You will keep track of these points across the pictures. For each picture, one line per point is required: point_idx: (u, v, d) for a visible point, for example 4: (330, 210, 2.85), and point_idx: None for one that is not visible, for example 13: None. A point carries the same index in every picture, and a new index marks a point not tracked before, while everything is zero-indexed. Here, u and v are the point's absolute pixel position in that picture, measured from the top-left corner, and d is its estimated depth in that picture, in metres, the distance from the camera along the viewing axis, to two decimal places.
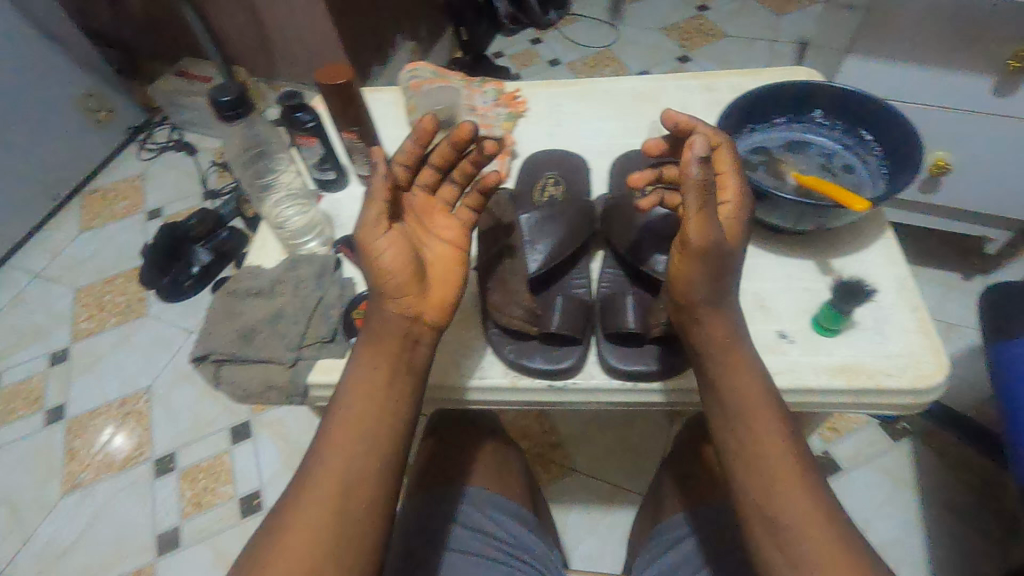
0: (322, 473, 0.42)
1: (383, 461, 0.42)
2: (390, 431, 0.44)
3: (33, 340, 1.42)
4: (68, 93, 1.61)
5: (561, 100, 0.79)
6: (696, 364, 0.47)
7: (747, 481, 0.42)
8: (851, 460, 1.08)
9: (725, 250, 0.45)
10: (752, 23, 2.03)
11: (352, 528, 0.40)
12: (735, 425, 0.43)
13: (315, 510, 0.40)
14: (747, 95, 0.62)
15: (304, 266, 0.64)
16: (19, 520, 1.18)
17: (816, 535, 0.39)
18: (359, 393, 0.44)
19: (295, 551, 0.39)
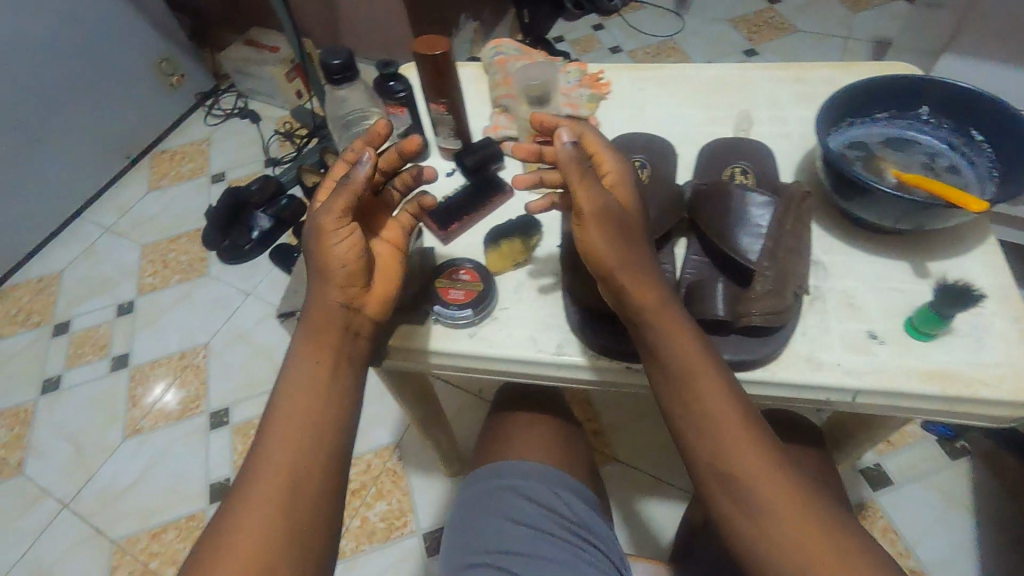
0: (272, 458, 0.44)
1: (332, 440, 0.46)
2: (333, 421, 0.46)
3: (102, 290, 1.50)
4: (145, 56, 1.66)
5: (645, 85, 0.78)
6: (639, 339, 0.50)
7: (699, 444, 0.46)
8: (902, 474, 1.05)
9: (620, 217, 0.49)
10: (825, 19, 1.95)
11: (309, 506, 0.43)
12: (681, 393, 0.47)
13: (271, 492, 0.42)
14: (850, 87, 0.60)
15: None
16: (84, 458, 1.25)
17: (772, 484, 0.43)
18: (304, 380, 0.47)
19: (245, 542, 0.41)
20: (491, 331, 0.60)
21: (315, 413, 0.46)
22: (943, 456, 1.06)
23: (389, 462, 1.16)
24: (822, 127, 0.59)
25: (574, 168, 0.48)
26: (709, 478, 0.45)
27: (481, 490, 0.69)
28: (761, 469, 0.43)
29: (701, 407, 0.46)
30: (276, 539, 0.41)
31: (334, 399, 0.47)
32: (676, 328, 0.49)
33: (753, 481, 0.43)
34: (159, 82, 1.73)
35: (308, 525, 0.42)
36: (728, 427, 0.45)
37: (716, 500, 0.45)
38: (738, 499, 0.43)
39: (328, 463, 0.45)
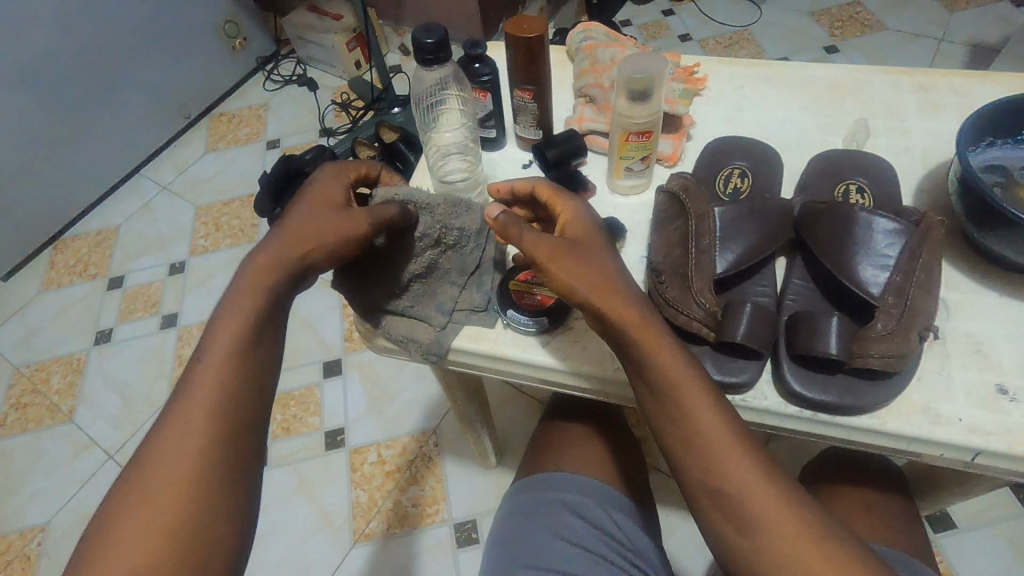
0: (180, 422, 0.40)
1: (249, 407, 0.42)
2: (240, 395, 0.42)
3: (156, 249, 1.52)
4: (210, 17, 1.66)
5: (744, 82, 0.71)
6: (624, 360, 0.47)
7: (690, 462, 0.43)
8: (970, 519, 0.97)
9: (575, 248, 0.47)
10: (918, 17, 1.80)
11: (219, 481, 0.40)
12: (667, 407, 0.44)
13: (181, 464, 0.39)
14: (997, 103, 0.53)
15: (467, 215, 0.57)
16: (130, 412, 1.27)
17: (771, 507, 0.41)
18: (222, 339, 0.43)
19: (139, 528, 0.37)
20: (566, 343, 0.56)
21: (233, 377, 0.42)
22: (1017, 504, 0.98)
23: (426, 447, 1.14)
24: (962, 145, 0.52)
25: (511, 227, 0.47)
26: (703, 494, 0.43)
27: (531, 501, 0.65)
28: (756, 484, 0.41)
29: (691, 422, 0.43)
30: (186, 518, 0.38)
31: (250, 361, 0.43)
32: (662, 339, 0.45)
33: (748, 498, 0.41)
34: (222, 44, 1.72)
35: (216, 501, 0.39)
36: (715, 441, 0.42)
37: (711, 518, 0.42)
38: (733, 518, 0.41)
39: (242, 434, 0.41)
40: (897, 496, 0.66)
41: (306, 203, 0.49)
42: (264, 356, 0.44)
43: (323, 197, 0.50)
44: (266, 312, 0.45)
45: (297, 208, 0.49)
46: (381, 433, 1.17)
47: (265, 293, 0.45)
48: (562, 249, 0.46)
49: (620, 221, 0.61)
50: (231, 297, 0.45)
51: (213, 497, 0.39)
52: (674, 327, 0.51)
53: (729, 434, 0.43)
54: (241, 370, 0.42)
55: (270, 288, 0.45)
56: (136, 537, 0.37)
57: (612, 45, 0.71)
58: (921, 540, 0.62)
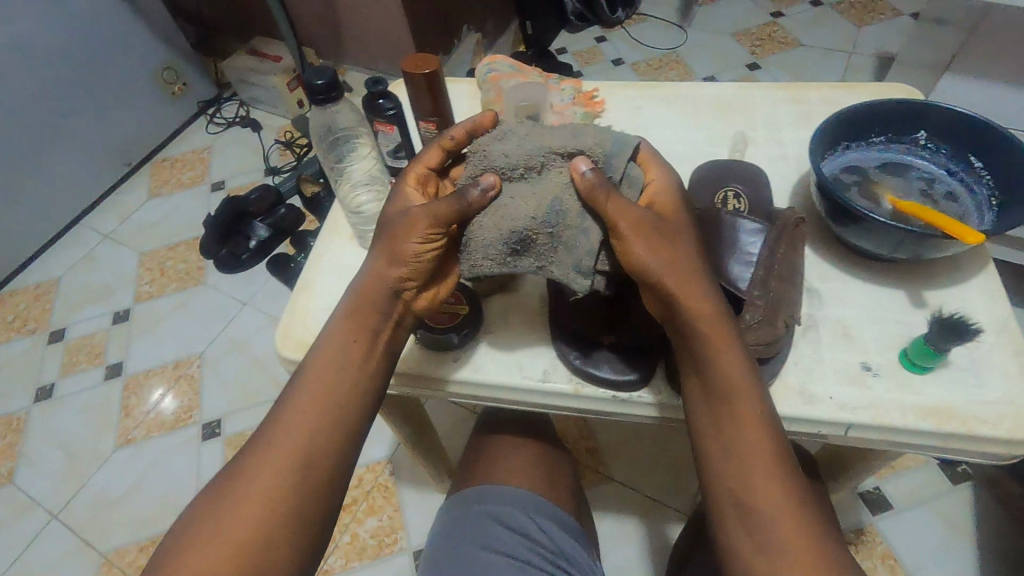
0: (270, 460, 0.46)
1: (333, 454, 0.47)
2: (326, 457, 0.47)
3: (99, 298, 1.49)
4: (148, 64, 1.66)
5: (641, 103, 0.77)
6: (682, 349, 0.49)
7: (724, 470, 0.45)
8: (905, 500, 1.01)
9: (664, 226, 0.48)
10: (829, 34, 1.93)
11: (298, 515, 0.45)
12: (718, 410, 0.46)
13: (269, 487, 0.45)
14: (845, 111, 0.59)
15: (625, 137, 0.51)
16: (76, 468, 1.24)
17: (788, 529, 0.43)
18: (323, 376, 0.48)
19: (217, 547, 0.43)
20: (477, 357, 0.59)
21: (325, 419, 0.47)
22: (945, 481, 1.03)
23: (381, 476, 1.14)
24: (815, 153, 0.57)
25: (597, 192, 0.47)
26: (722, 496, 0.45)
27: (461, 516, 0.67)
28: (778, 505, 0.43)
29: (734, 434, 0.45)
30: (260, 541, 0.44)
31: (342, 408, 0.48)
32: (731, 342, 0.47)
33: (764, 511, 0.43)
34: (162, 90, 1.72)
35: (289, 533, 0.45)
36: (751, 456, 0.45)
37: (726, 520, 0.45)
38: (750, 527, 0.44)
39: (317, 484, 0.46)
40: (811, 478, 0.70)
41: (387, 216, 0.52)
42: (359, 408, 0.49)
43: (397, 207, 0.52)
44: (366, 348, 0.50)
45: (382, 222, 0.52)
46: None
47: (370, 325, 0.50)
48: (649, 221, 0.48)
49: None
50: (341, 326, 0.50)
51: (289, 528, 0.45)
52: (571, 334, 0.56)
53: (772, 453, 0.45)
54: (331, 434, 0.47)
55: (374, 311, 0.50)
56: (221, 543, 0.43)
57: (515, 76, 0.77)
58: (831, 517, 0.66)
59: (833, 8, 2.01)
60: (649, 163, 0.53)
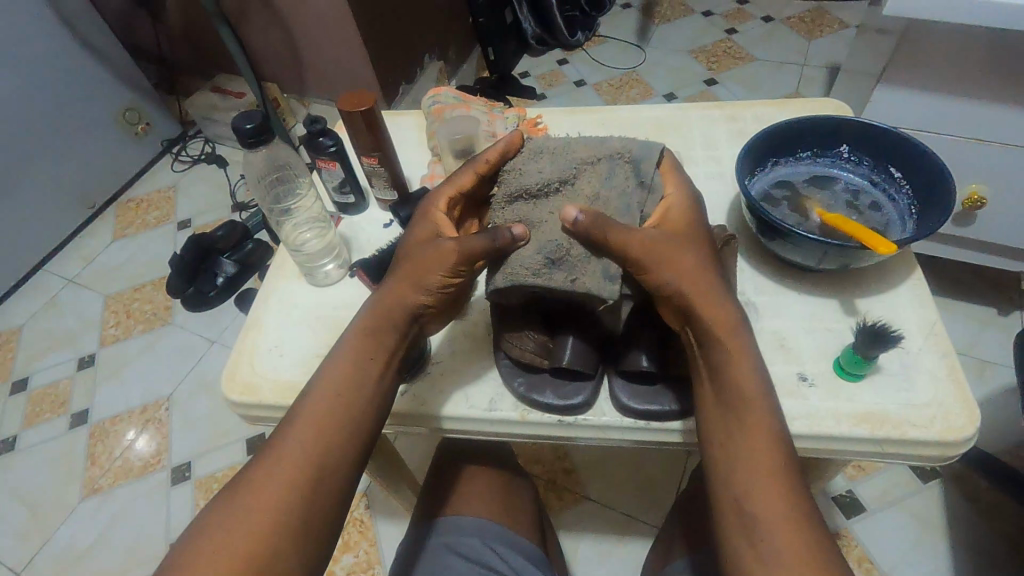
0: (270, 475, 0.44)
1: (341, 473, 0.46)
2: (329, 472, 0.45)
3: (63, 345, 1.46)
4: (109, 105, 1.65)
5: (582, 128, 0.79)
6: (697, 358, 0.49)
7: (729, 477, 0.44)
8: (880, 501, 1.01)
9: (677, 242, 0.49)
10: (782, 47, 1.99)
11: (294, 532, 0.42)
12: (728, 420, 0.46)
13: (272, 503, 0.43)
14: (770, 129, 0.61)
15: (649, 145, 0.55)
16: (40, 522, 1.20)
17: (790, 539, 0.41)
18: (335, 389, 0.48)
19: (210, 562, 0.41)
20: (425, 389, 0.59)
21: (335, 433, 0.46)
22: (915, 480, 1.03)
23: (356, 511, 1.11)
24: (743, 170, 0.59)
25: (623, 201, 0.50)
26: (728, 507, 0.44)
27: (420, 549, 0.66)
28: (785, 517, 0.42)
29: (743, 441, 0.44)
30: (258, 560, 0.41)
31: (352, 424, 0.47)
32: (745, 353, 0.47)
33: (769, 524, 0.42)
34: (124, 131, 1.71)
35: (286, 555, 0.42)
36: (760, 467, 0.43)
37: (726, 525, 0.44)
38: (750, 535, 0.42)
39: (321, 499, 0.44)
40: None
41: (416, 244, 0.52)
42: (369, 425, 0.48)
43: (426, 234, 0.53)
44: (381, 363, 0.50)
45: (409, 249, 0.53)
46: None
47: (386, 338, 0.50)
48: (658, 242, 0.48)
49: None
50: (355, 338, 0.50)
51: (291, 546, 0.42)
52: (514, 358, 0.56)
53: (780, 461, 0.44)
54: (335, 447, 0.46)
55: (390, 326, 0.50)
56: (216, 561, 0.41)
57: (457, 108, 0.77)
58: None
59: (783, 23, 2.08)
60: (671, 176, 0.55)
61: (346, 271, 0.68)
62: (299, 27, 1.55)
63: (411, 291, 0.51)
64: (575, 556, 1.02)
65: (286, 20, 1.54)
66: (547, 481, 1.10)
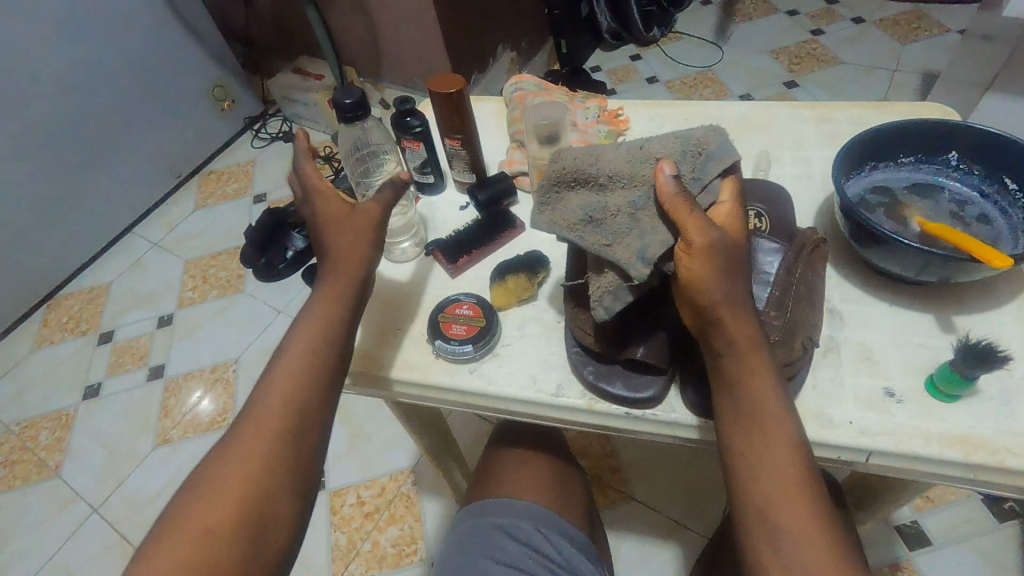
0: (256, 432, 0.47)
1: (321, 423, 0.49)
2: (308, 424, 0.48)
3: (146, 303, 1.56)
4: (199, 82, 1.74)
5: (664, 121, 0.77)
6: (713, 366, 0.47)
7: (750, 489, 0.44)
8: (947, 536, 0.95)
9: (732, 251, 0.46)
10: (873, 51, 1.89)
11: (284, 478, 0.46)
12: (748, 432, 0.45)
13: (262, 454, 0.46)
14: (871, 131, 0.58)
15: (732, 147, 0.49)
16: (117, 464, 1.29)
17: (812, 551, 0.41)
18: (290, 364, 0.50)
19: (211, 508, 0.43)
20: (492, 369, 0.59)
21: (301, 392, 0.49)
22: (988, 518, 0.96)
23: (404, 486, 1.14)
24: (839, 173, 0.56)
25: (681, 201, 0.45)
26: (750, 519, 0.44)
27: (471, 526, 0.67)
28: (806, 528, 0.42)
29: (762, 455, 0.44)
30: (251, 502, 0.44)
31: (324, 381, 0.50)
32: (763, 367, 0.46)
33: (789, 529, 0.42)
34: (211, 107, 1.80)
35: (280, 496, 0.45)
36: (776, 474, 0.44)
37: (751, 536, 0.44)
38: (772, 545, 0.42)
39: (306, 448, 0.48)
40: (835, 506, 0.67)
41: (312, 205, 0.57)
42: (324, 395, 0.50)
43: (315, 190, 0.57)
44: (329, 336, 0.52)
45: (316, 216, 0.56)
46: (361, 474, 1.16)
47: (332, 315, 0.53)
48: (715, 247, 0.45)
49: (546, 253, 0.67)
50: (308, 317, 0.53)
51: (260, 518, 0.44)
52: (584, 346, 0.56)
53: (798, 470, 0.44)
54: (312, 401, 0.49)
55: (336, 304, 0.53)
56: (188, 540, 0.42)
57: (539, 95, 0.79)
58: None
59: (876, 25, 1.97)
60: (731, 180, 0.49)
61: (422, 250, 0.70)
62: (380, 13, 1.58)
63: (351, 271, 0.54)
64: (616, 555, 1.01)
65: (368, 5, 1.58)
66: (593, 477, 1.10)
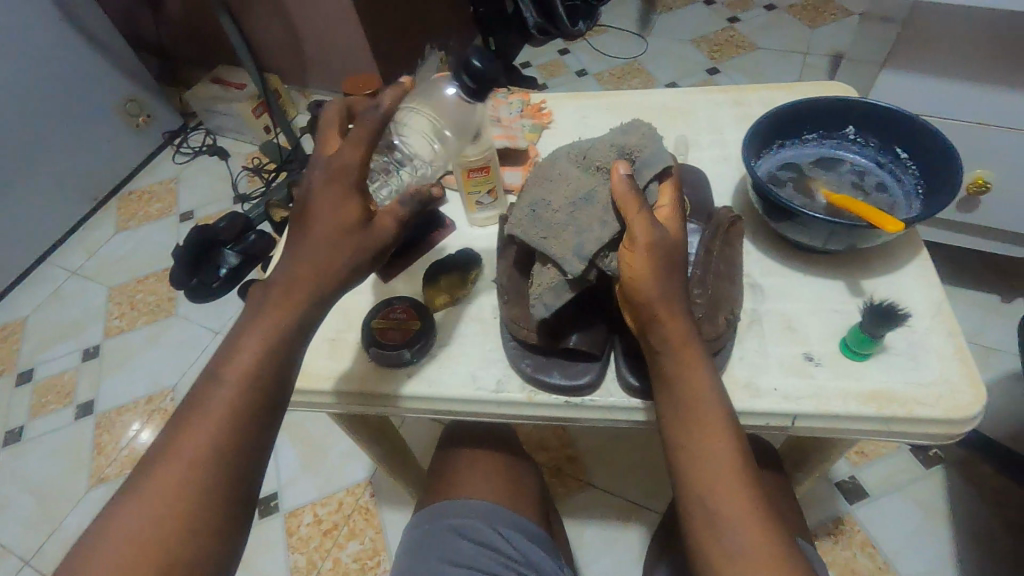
0: (192, 435, 0.39)
1: (263, 427, 0.41)
2: (250, 427, 0.40)
3: (68, 336, 1.46)
4: (109, 97, 1.64)
5: (588, 112, 0.78)
6: (651, 360, 0.48)
7: (691, 481, 0.44)
8: (882, 487, 1.01)
9: (672, 250, 0.47)
10: (785, 36, 1.98)
11: (217, 489, 0.38)
12: (686, 423, 0.45)
13: (194, 459, 0.38)
14: (776, 110, 0.60)
15: (664, 154, 0.52)
16: (49, 511, 1.21)
17: (752, 538, 0.41)
18: (192, 427, 0.39)
19: (135, 518, 0.37)
20: (430, 371, 0.59)
21: (245, 391, 0.40)
22: (918, 465, 1.03)
23: (362, 499, 1.11)
24: (748, 152, 0.59)
25: (630, 200, 0.47)
26: (692, 510, 0.44)
27: (427, 530, 0.67)
28: (747, 517, 0.42)
29: (701, 445, 0.44)
30: (179, 517, 0.37)
31: (270, 377, 0.41)
32: (697, 361, 0.47)
33: (734, 522, 0.42)
34: (125, 123, 1.70)
35: (212, 511, 0.38)
36: (718, 467, 0.44)
37: (693, 526, 0.44)
38: (713, 535, 0.42)
39: (245, 453, 0.40)
40: (774, 470, 0.71)
41: (315, 169, 0.46)
42: (239, 464, 0.40)
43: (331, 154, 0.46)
44: (249, 388, 0.40)
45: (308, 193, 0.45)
46: (316, 492, 1.13)
47: (254, 360, 0.41)
48: (656, 245, 0.46)
49: (479, 251, 0.67)
50: (222, 360, 0.41)
51: None
52: (520, 340, 0.56)
53: (738, 463, 0.44)
54: (255, 402, 0.40)
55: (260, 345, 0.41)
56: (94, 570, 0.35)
57: None
58: (793, 510, 0.67)
59: (786, 11, 2.06)
60: (674, 183, 0.51)
61: None
62: (300, 17, 1.54)
63: (294, 297, 0.43)
64: (580, 542, 1.03)
65: (286, 9, 1.53)
66: (551, 468, 1.11)
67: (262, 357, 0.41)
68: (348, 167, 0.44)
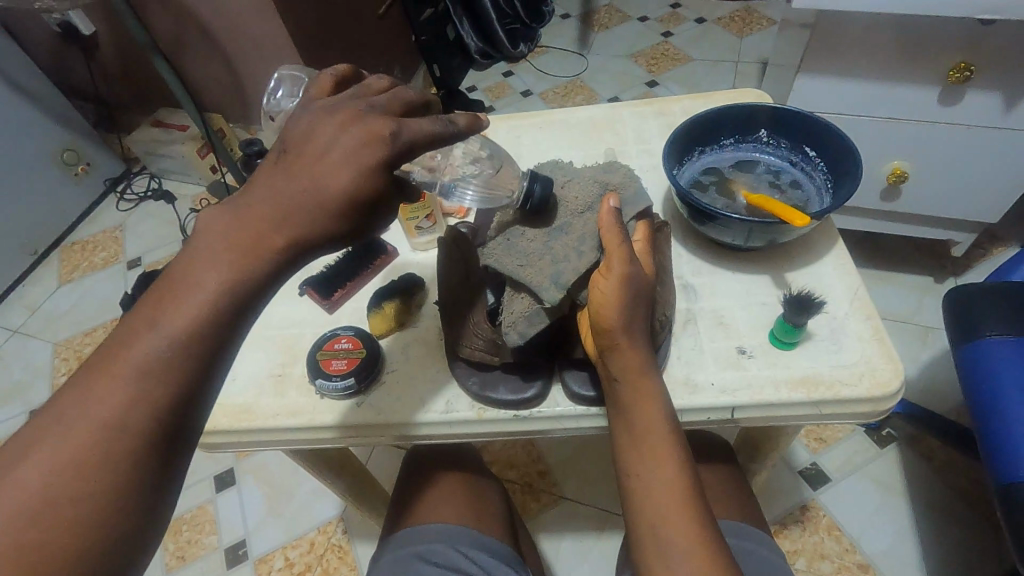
0: (109, 390, 0.31)
1: (198, 398, 0.34)
2: (182, 395, 0.33)
3: (11, 399, 1.39)
4: (44, 148, 1.59)
5: (521, 131, 0.80)
6: (608, 385, 0.49)
7: (642, 506, 0.45)
8: (841, 469, 1.05)
9: (644, 284, 0.48)
10: (716, 47, 2.08)
11: (128, 468, 0.31)
12: (638, 448, 0.46)
13: (106, 423, 0.31)
14: (693, 119, 0.64)
15: (645, 197, 0.55)
16: None
17: (697, 559, 0.42)
18: (111, 382, 0.31)
19: (18, 484, 0.29)
20: (381, 398, 0.59)
21: (185, 351, 0.33)
22: (873, 445, 1.07)
23: (334, 537, 1.08)
24: (670, 160, 0.62)
25: (612, 232, 0.49)
26: (641, 531, 0.45)
27: (391, 559, 0.65)
28: (694, 538, 0.43)
29: (654, 468, 0.45)
30: (75, 491, 0.30)
31: (219, 338, 0.34)
32: (649, 388, 0.48)
33: (681, 549, 0.42)
34: (63, 173, 1.65)
35: (114, 496, 0.30)
36: (667, 494, 0.44)
37: (643, 548, 0.44)
38: (659, 557, 0.43)
39: (169, 428, 0.32)
40: (725, 464, 0.73)
41: (354, 113, 0.38)
42: (159, 443, 0.32)
43: (383, 110, 0.40)
44: (188, 351, 0.33)
45: (332, 137, 0.37)
46: (285, 534, 1.10)
47: (201, 313, 0.33)
48: (630, 277, 0.47)
49: (421, 275, 0.68)
50: (165, 300, 0.33)
51: None
52: (467, 359, 0.57)
53: (686, 487, 0.45)
54: (195, 365, 0.33)
55: (212, 293, 0.33)
56: None
57: None
58: (747, 500, 0.70)
59: (715, 23, 2.17)
60: (642, 224, 0.54)
61: (296, 289, 0.69)
62: (239, 56, 1.53)
63: (261, 245, 0.35)
64: (556, 556, 1.02)
65: (225, 49, 1.53)
66: (523, 485, 1.11)
67: (210, 313, 0.33)
68: (398, 132, 0.38)
